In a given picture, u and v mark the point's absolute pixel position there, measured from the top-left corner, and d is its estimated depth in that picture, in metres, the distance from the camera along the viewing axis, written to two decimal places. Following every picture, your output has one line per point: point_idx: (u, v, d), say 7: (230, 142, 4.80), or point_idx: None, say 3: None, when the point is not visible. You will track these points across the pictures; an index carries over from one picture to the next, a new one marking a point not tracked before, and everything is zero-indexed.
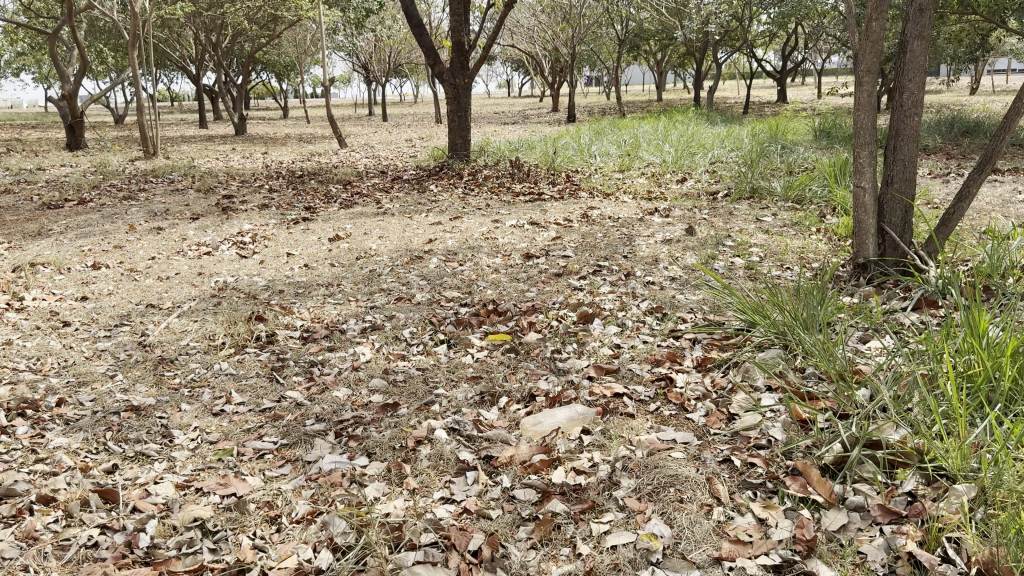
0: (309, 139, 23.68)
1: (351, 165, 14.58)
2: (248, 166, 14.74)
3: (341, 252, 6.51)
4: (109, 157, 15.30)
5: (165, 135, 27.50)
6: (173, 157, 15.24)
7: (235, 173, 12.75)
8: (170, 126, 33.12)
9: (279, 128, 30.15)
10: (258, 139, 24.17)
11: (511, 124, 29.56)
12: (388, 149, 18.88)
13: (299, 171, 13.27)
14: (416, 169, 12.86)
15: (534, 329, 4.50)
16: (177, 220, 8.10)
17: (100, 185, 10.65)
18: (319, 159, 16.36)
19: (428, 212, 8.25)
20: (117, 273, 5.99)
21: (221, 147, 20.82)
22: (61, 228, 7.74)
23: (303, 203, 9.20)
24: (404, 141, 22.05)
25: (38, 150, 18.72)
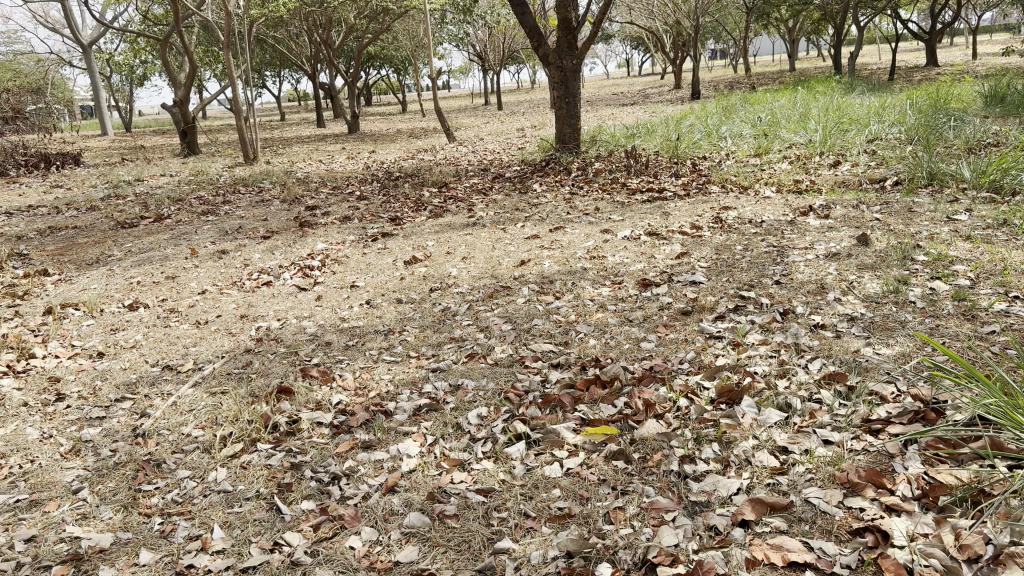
0: (420, 133, 22.94)
1: (455, 161, 13.53)
2: (348, 167, 13.94)
3: (416, 280, 5.33)
4: (213, 164, 14.94)
5: (283, 136, 27.61)
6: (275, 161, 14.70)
7: (330, 177, 11.92)
8: (290, 126, 33.46)
9: (393, 123, 29.70)
10: (370, 136, 23.68)
11: (631, 105, 27.77)
12: (498, 141, 17.71)
13: (398, 171, 12.31)
14: (522, 163, 11.59)
15: (654, 412, 3.12)
16: (246, 240, 7.19)
17: (186, 198, 10.03)
18: (423, 156, 15.38)
19: (526, 220, 6.97)
20: (152, 318, 5.05)
21: (330, 146, 20.34)
22: (121, 254, 6.99)
23: (389, 213, 8.13)
24: (516, 131, 20.86)
25: (154, 159, 18.80)
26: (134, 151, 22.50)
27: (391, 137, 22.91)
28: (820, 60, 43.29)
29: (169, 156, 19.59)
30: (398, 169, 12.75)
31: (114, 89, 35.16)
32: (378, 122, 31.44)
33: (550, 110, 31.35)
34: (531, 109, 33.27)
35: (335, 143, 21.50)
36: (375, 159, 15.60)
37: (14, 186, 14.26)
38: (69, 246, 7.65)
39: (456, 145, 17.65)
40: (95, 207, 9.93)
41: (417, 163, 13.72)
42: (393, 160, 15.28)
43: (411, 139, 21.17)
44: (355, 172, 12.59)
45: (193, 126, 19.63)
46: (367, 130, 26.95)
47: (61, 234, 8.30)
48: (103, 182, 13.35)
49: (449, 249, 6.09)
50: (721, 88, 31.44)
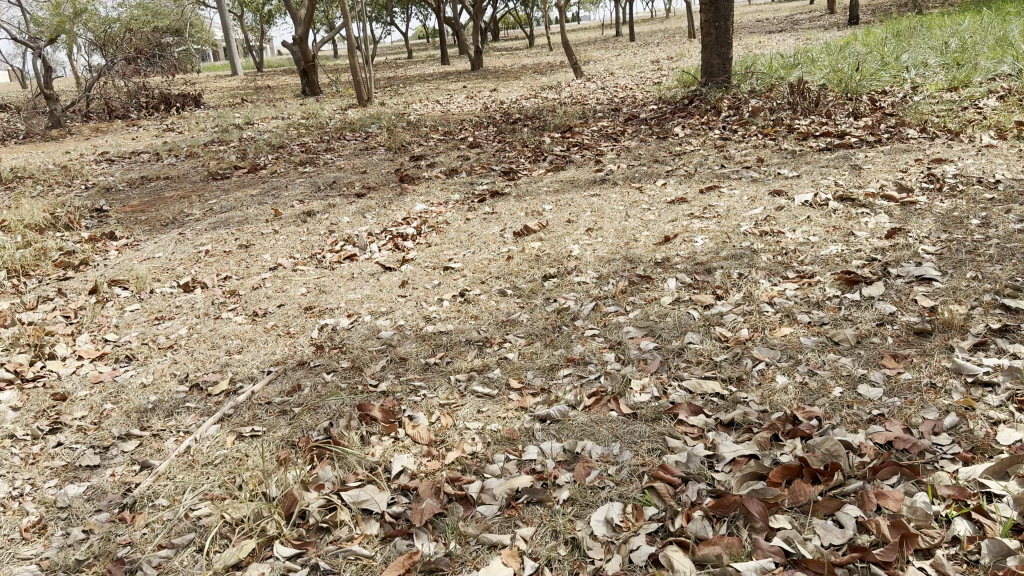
0: (546, 68, 21.50)
1: (583, 99, 12.13)
2: (466, 108, 12.79)
3: (527, 262, 4.14)
4: (328, 106, 14.20)
5: (406, 74, 26.84)
6: (390, 102, 13.77)
7: (444, 120, 10.84)
8: (415, 64, 32.71)
9: (518, 58, 28.29)
10: (494, 73, 22.47)
11: (780, 33, 25.11)
12: (631, 75, 16.03)
13: (519, 111, 11.05)
14: (660, 101, 10.09)
15: (914, 547, 1.80)
16: (337, 198, 6.22)
17: (288, 145, 9.22)
18: (548, 95, 14.00)
19: (669, 176, 5.61)
20: (205, 305, 4.14)
21: (451, 85, 19.28)
22: (201, 214, 6.19)
23: (502, 166, 6.94)
24: (651, 64, 19.06)
25: (275, 100, 18.37)
26: (258, 92, 22.30)
27: (515, 73, 21.54)
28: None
29: (290, 97, 19.14)
30: (519, 109, 11.49)
31: (245, 29, 35.47)
32: (503, 57, 30.05)
33: (687, 40, 28.92)
34: (666, 39, 30.87)
35: (457, 81, 20.41)
36: (496, 98, 14.38)
37: (133, 130, 14.08)
38: (154, 202, 6.96)
39: (585, 81, 16.13)
40: (195, 155, 9.31)
41: (540, 103, 12.40)
42: (515, 99, 14.02)
43: (537, 75, 19.75)
44: (472, 114, 11.45)
45: (313, 66, 19.04)
46: (491, 66, 25.68)
47: (150, 188, 7.64)
48: (216, 126, 12.87)
49: (572, 217, 4.85)
50: (885, 11, 27.90)
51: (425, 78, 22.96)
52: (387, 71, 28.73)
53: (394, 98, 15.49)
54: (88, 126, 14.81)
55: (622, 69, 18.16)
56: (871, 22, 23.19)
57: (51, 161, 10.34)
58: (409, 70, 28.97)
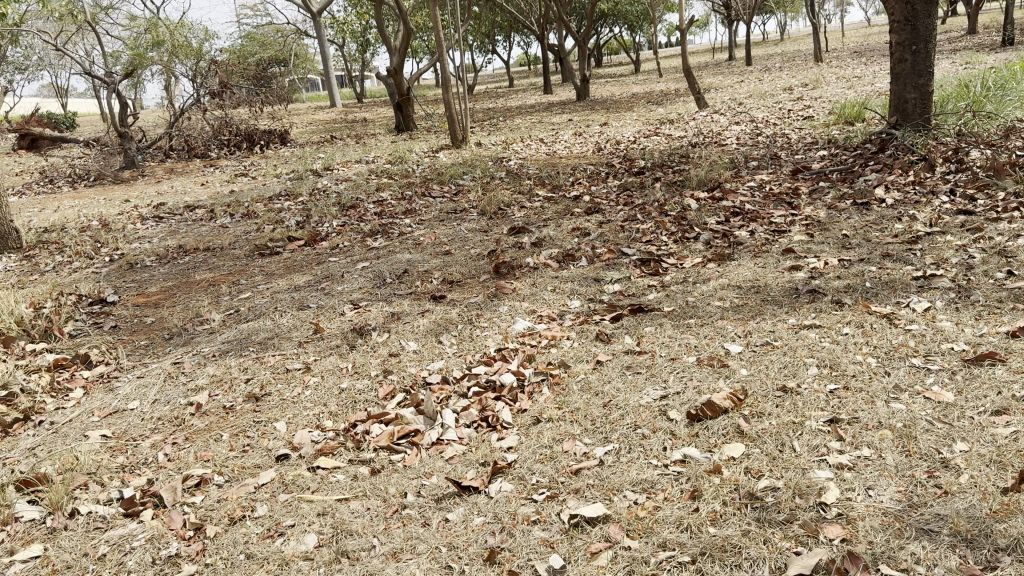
0: (662, 98, 19.51)
1: (719, 138, 10.06)
2: (577, 148, 10.93)
3: (734, 509, 2.13)
4: (419, 146, 12.62)
5: (507, 105, 25.33)
6: (488, 142, 12.08)
7: (551, 166, 8.98)
8: (517, 93, 31.30)
9: (627, 87, 26.38)
10: (603, 103, 20.61)
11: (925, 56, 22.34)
12: (767, 108, 13.78)
13: (644, 154, 9.06)
14: (829, 146, 7.92)
15: None
16: (404, 300, 4.37)
17: (362, 201, 7.56)
18: (671, 132, 11.95)
19: (922, 290, 3.50)
20: (142, 563, 2.31)
21: (556, 118, 17.48)
22: (219, 319, 4.48)
23: (637, 247, 4.98)
24: (784, 93, 16.77)
25: (367, 137, 17.07)
26: (352, 125, 21.15)
27: (626, 103, 19.51)
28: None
29: (383, 133, 17.81)
30: (643, 151, 9.50)
31: (346, 59, 35.00)
32: (611, 86, 28.11)
33: (817, 66, 26.20)
34: (791, 65, 28.18)
35: (562, 113, 18.58)
36: (610, 136, 12.44)
37: (209, 172, 12.88)
38: (176, 291, 5.35)
39: (711, 114, 13.97)
40: (253, 212, 7.76)
41: (664, 142, 10.38)
42: (632, 136, 12.05)
43: (651, 105, 17.67)
44: (586, 158, 9.55)
45: (408, 100, 17.65)
46: (598, 96, 23.77)
47: (181, 265, 6.07)
48: (293, 169, 11.45)
49: (785, 384, 2.82)
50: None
51: (527, 110, 21.28)
52: (487, 102, 27.34)
53: (495, 135, 13.81)
54: (165, 168, 13.77)
55: (753, 100, 15.86)
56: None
57: (103, 214, 9.08)
58: (510, 100, 27.45)
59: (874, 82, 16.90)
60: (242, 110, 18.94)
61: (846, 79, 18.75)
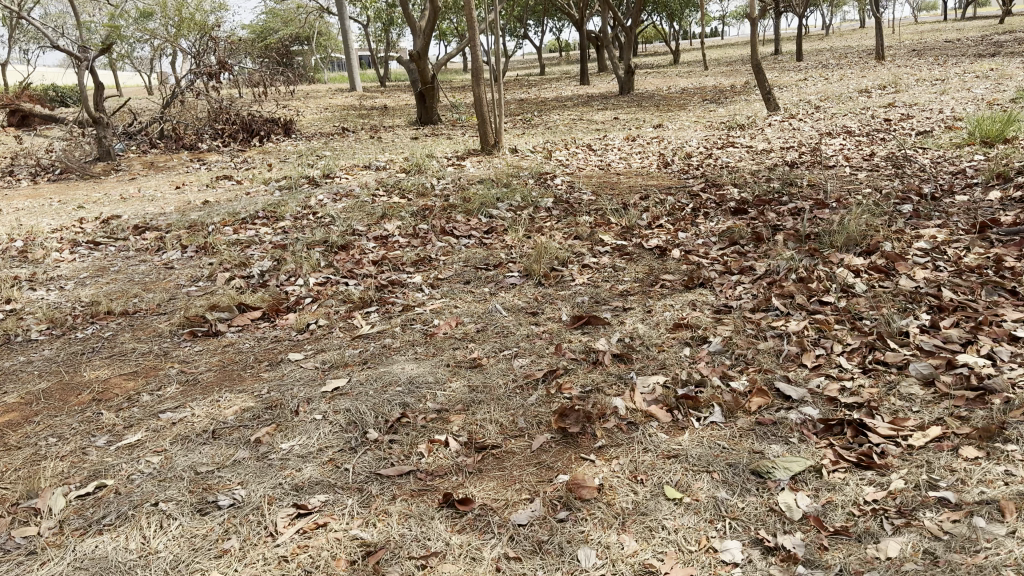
0: (719, 95, 17.35)
1: (818, 159, 7.97)
2: (636, 160, 8.88)
3: None
4: (443, 148, 10.58)
5: (541, 96, 23.23)
6: (523, 147, 9.99)
7: (610, 190, 6.90)
8: (551, 83, 29.21)
9: (673, 81, 24.22)
10: (650, 99, 18.49)
11: (1012, 61, 20.04)
12: (856, 116, 11.59)
13: (733, 179, 6.96)
14: (999, 183, 5.82)
15: None
16: (395, 498, 2.35)
17: (358, 238, 5.53)
18: (748, 143, 9.81)
19: None
20: None
21: (599, 116, 15.38)
22: (60, 513, 2.47)
23: (800, 382, 2.92)
24: (865, 97, 14.60)
25: (384, 130, 15.04)
26: (369, 115, 19.12)
27: (677, 100, 17.34)
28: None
29: (402, 126, 15.83)
30: (727, 172, 7.39)
31: (368, 39, 32.94)
32: (653, 78, 25.88)
33: (883, 65, 23.85)
34: (851, 64, 25.85)
35: (604, 111, 16.48)
36: (672, 144, 10.31)
37: (193, 169, 10.97)
38: (38, 409, 3.34)
39: (788, 120, 11.79)
40: (213, 245, 5.76)
41: (747, 160, 8.26)
42: (700, 146, 9.92)
43: (709, 105, 15.48)
44: (653, 179, 7.46)
45: (432, 89, 15.59)
46: (641, 90, 21.60)
47: (75, 344, 4.07)
48: (288, 172, 9.49)
49: None
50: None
51: (564, 104, 19.14)
52: (518, 92, 25.25)
53: (531, 137, 11.73)
54: (145, 161, 11.87)
55: (831, 104, 13.65)
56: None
57: (33, 229, 7.14)
58: (543, 91, 25.30)
59: (970, 87, 14.65)
60: (246, 93, 16.96)
61: (931, 82, 16.49)
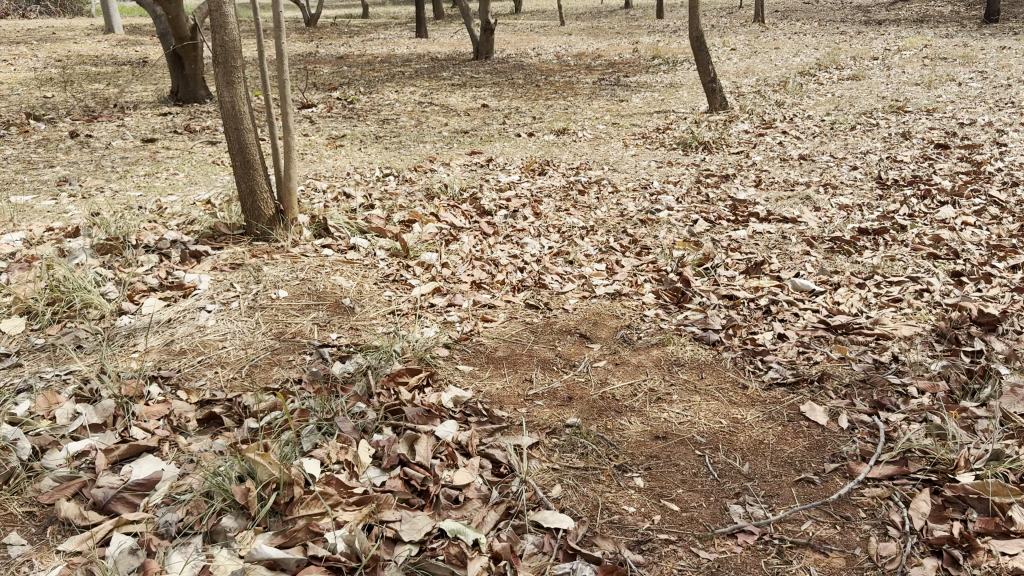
0: (615, 71, 12.90)
1: (1008, 295, 3.60)
2: (589, 264, 4.15)
3: None
4: (178, 200, 5.28)
5: (369, 53, 17.75)
6: (337, 210, 4.91)
7: (632, 524, 2.09)
8: (380, 32, 23.60)
9: (535, 40, 19.54)
10: (521, 69, 13.73)
11: (929, 38, 17.11)
12: (875, 135, 7.39)
13: (973, 448, 2.36)
14: None
15: None
16: None
17: None
18: (764, 203, 5.28)
19: None
20: None
21: (459, 104, 10.45)
22: None
23: None
24: (824, 87, 10.67)
25: (112, 116, 9.22)
26: (108, 78, 12.87)
27: (562, 76, 12.71)
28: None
29: (147, 107, 10.04)
30: (885, 389, 2.80)
31: None
32: (509, 35, 20.99)
33: (775, 32, 20.37)
34: (734, 27, 22.19)
35: (464, 91, 11.54)
36: (619, 197, 5.61)
37: None
38: None
39: (769, 138, 7.48)
40: None
41: (848, 293, 3.71)
42: (680, 206, 5.27)
43: (614, 90, 10.92)
44: (697, 403, 2.74)
45: (194, 48, 9.90)
46: (501, 52, 16.71)
47: None
48: None
49: None
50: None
51: (401, 72, 13.81)
52: (338, 45, 19.57)
53: (357, 166, 6.63)
54: None
55: (795, 102, 9.44)
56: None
57: None
58: (370, 45, 19.70)
59: (947, 76, 11.11)
60: None
61: (881, 64, 12.87)
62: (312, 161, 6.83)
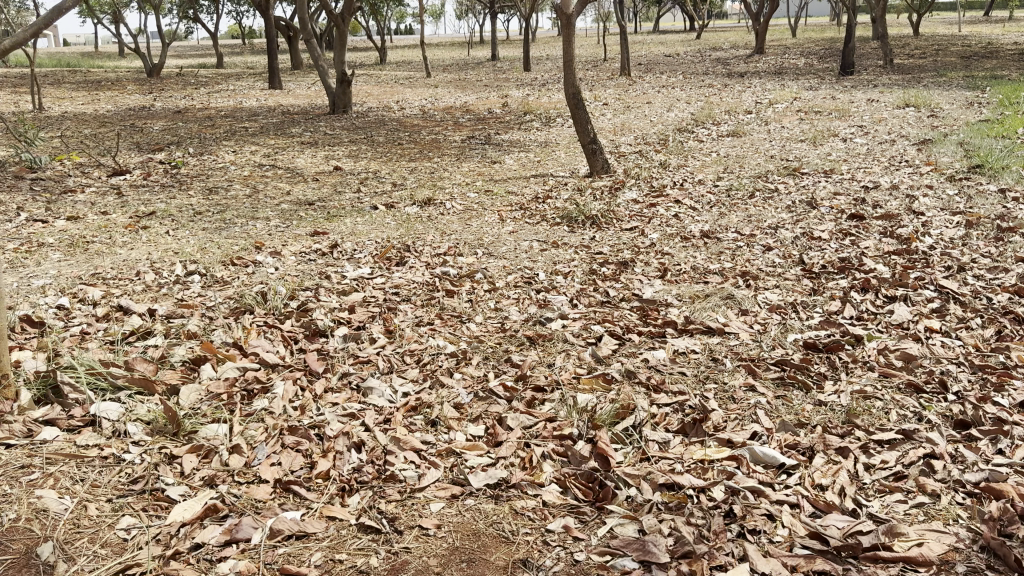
0: (486, 127, 11.93)
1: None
2: (460, 423, 2.88)
3: None
4: None
5: (214, 106, 16.07)
6: (91, 349, 3.40)
7: None
8: (232, 82, 21.86)
9: (400, 92, 18.45)
10: (383, 125, 12.52)
11: (793, 91, 17.27)
12: (777, 203, 6.61)
13: None
14: None
15: None
16: None
17: None
18: (678, 305, 4.19)
19: None
20: None
21: (308, 168, 9.07)
22: None
23: None
24: (707, 145, 10.03)
25: None
26: None
27: (428, 133, 11.58)
28: (964, 32, 32.62)
29: None
30: None
31: None
32: (372, 87, 19.81)
33: (644, 85, 20.21)
34: (603, 80, 21.96)
35: (316, 151, 10.17)
36: (497, 297, 4.38)
37: None
38: None
39: (663, 209, 6.55)
40: None
41: (829, 464, 2.61)
42: (575, 311, 4.10)
43: (485, 150, 9.87)
44: None
45: None
46: (362, 105, 15.45)
47: None
48: None
49: None
50: (911, 73, 20.73)
51: (243, 128, 12.25)
52: (180, 97, 17.72)
53: (157, 261, 5.12)
54: None
55: (681, 163, 8.67)
56: (968, 87, 15.40)
57: None
58: (215, 96, 17.93)
59: (826, 132, 10.78)
60: None
61: (757, 119, 12.52)
62: (96, 258, 5.24)
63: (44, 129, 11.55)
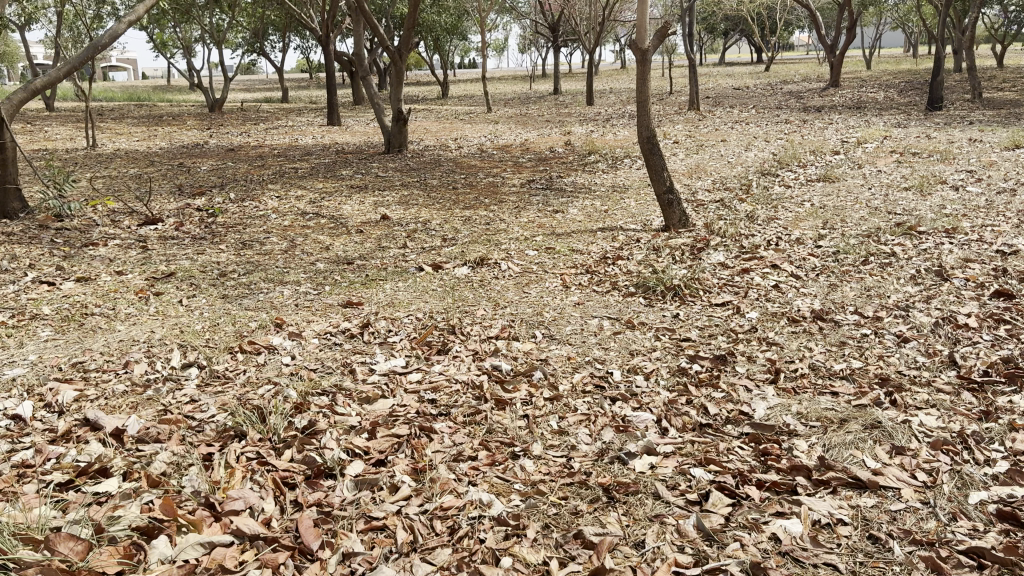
0: (548, 168, 11.05)
1: None
2: None
3: None
4: None
5: (268, 143, 15.59)
6: (24, 500, 2.57)
7: None
8: (290, 118, 21.56)
9: (460, 128, 17.76)
10: (438, 166, 11.74)
11: (881, 128, 15.97)
12: (898, 275, 5.51)
13: None
14: None
15: None
16: None
17: None
18: (802, 436, 3.18)
19: None
20: None
21: (354, 217, 8.29)
22: None
23: None
24: (796, 192, 8.94)
25: None
26: None
27: (485, 175, 10.74)
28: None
29: None
30: None
31: None
32: (430, 122, 19.22)
33: (716, 120, 19.12)
34: (672, 115, 20.95)
35: (364, 196, 9.41)
36: (561, 410, 3.43)
37: None
38: None
39: (759, 278, 5.52)
40: None
41: None
42: (665, 439, 3.12)
43: (548, 197, 8.95)
44: None
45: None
46: (419, 143, 14.76)
47: None
48: None
49: None
50: (1009, 108, 19.15)
51: (292, 169, 11.62)
52: (235, 134, 17.34)
53: (157, 344, 4.32)
54: None
55: (771, 215, 7.61)
56: None
57: None
58: (271, 132, 17.52)
59: (931, 178, 9.57)
60: None
61: (847, 160, 11.35)
62: (90, 337, 4.47)
63: (88, 169, 11.09)
